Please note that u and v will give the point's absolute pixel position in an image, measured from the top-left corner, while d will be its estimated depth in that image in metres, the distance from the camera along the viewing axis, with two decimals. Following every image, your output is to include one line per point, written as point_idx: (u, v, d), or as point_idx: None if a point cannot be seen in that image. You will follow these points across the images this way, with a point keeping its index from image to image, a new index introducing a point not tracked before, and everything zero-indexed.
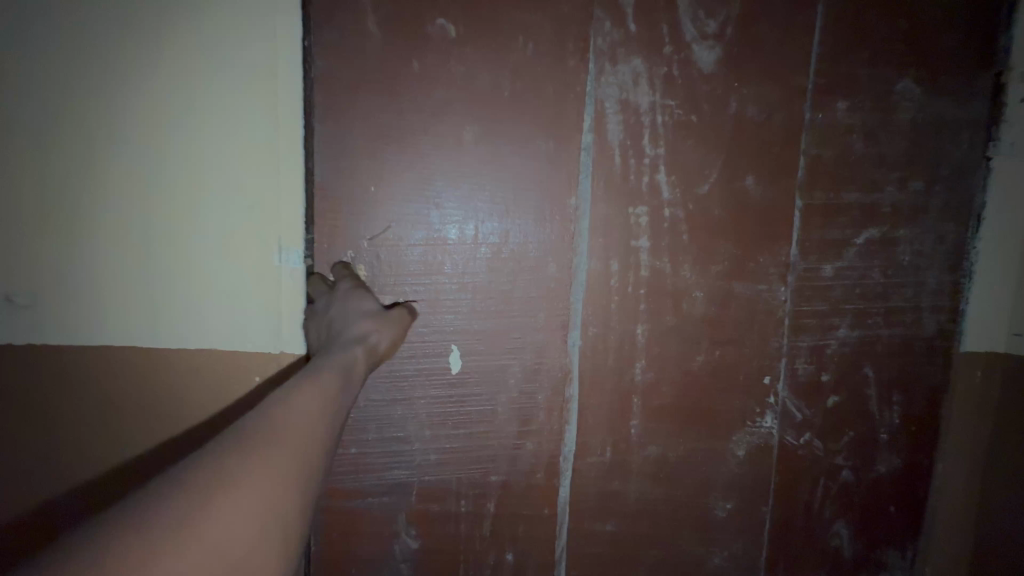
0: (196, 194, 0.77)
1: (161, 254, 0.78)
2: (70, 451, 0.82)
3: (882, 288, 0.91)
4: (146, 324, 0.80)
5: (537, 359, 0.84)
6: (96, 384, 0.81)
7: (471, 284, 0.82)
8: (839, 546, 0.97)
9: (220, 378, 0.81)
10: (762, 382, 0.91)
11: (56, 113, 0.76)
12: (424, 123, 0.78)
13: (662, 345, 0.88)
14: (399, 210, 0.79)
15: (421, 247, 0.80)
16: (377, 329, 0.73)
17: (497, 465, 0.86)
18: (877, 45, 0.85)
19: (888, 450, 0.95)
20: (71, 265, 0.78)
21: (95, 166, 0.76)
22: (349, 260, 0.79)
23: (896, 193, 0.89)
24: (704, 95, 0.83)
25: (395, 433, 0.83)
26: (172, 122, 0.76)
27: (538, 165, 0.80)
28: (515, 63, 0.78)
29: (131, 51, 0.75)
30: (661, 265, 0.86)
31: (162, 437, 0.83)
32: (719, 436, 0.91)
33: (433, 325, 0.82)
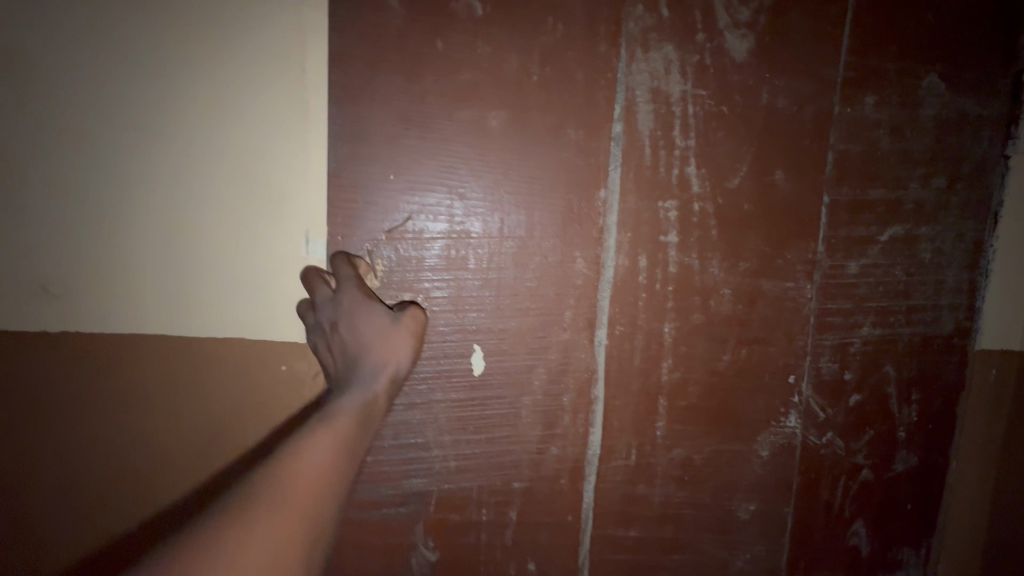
0: (228, 170, 0.71)
1: (193, 237, 0.72)
2: (90, 462, 0.77)
3: (903, 285, 0.90)
4: (179, 312, 0.74)
5: (562, 360, 0.80)
6: (106, 379, 0.75)
7: (496, 281, 0.77)
8: (858, 546, 0.96)
9: (238, 372, 0.76)
10: (787, 381, 0.89)
11: (64, 86, 0.69)
12: (448, 107, 0.72)
13: (688, 344, 0.85)
14: (420, 201, 0.74)
15: (444, 241, 0.75)
16: (394, 353, 0.70)
17: (520, 471, 0.81)
18: (904, 39, 0.84)
19: (906, 448, 0.95)
20: (94, 253, 0.72)
21: (115, 144, 0.70)
22: (365, 256, 0.73)
23: (919, 191, 0.89)
24: (736, 85, 0.80)
25: (412, 439, 0.78)
26: (186, 106, 0.70)
27: (568, 155, 0.76)
28: (545, 45, 0.73)
29: (139, 28, 0.68)
30: (690, 262, 0.83)
31: (177, 436, 0.77)
32: (744, 438, 0.89)
33: (454, 324, 0.77)
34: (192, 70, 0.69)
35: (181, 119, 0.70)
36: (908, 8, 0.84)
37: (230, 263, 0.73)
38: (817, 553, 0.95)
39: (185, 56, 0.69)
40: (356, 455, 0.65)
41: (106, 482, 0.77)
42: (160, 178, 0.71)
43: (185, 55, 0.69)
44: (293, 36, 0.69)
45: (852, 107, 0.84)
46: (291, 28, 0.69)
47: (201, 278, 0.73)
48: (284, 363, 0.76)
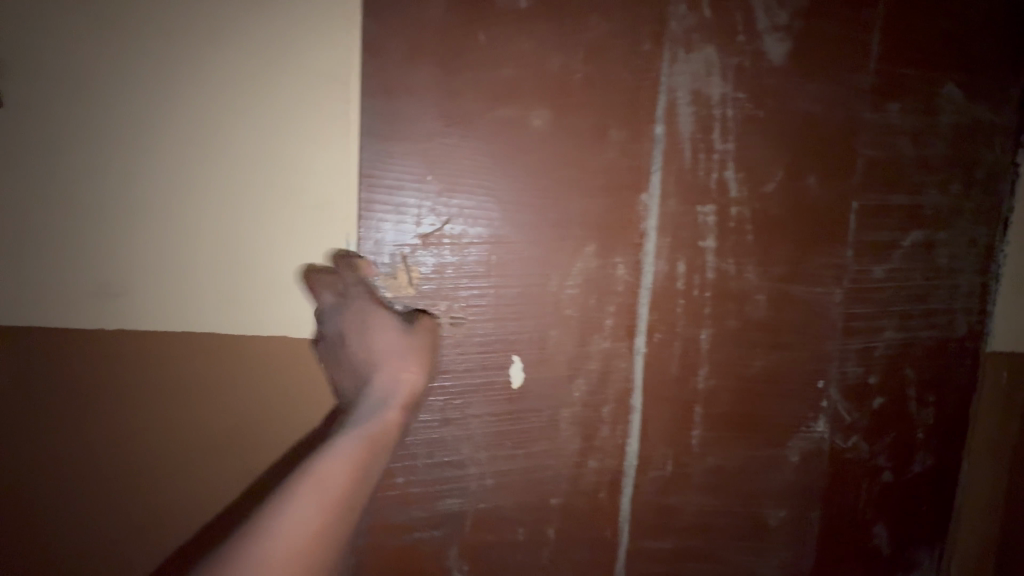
0: (280, 155, 0.66)
1: (245, 228, 0.67)
2: (101, 476, 0.70)
3: (923, 289, 0.92)
4: (232, 308, 0.69)
5: (602, 369, 0.77)
6: (117, 384, 0.69)
7: (536, 287, 0.73)
8: (878, 547, 0.97)
9: (265, 372, 0.70)
10: (817, 385, 0.89)
11: (89, 70, 0.63)
12: (488, 104, 0.68)
13: (724, 351, 0.84)
14: (459, 203, 0.69)
15: (483, 245, 0.71)
16: (404, 364, 0.61)
17: (558, 487, 0.78)
18: (929, 47, 0.85)
19: (923, 449, 0.96)
20: (108, 252, 0.66)
21: (152, 131, 0.65)
22: (399, 261, 0.68)
23: (937, 197, 0.90)
24: (773, 89, 0.79)
25: (447, 457, 0.73)
26: (207, 96, 0.65)
27: (611, 157, 0.73)
28: (590, 41, 0.70)
29: (156, 11, 0.63)
30: (726, 267, 0.82)
31: (198, 441, 0.71)
32: (776, 444, 0.88)
33: (492, 333, 0.72)
34: (234, 50, 0.64)
35: (225, 102, 0.65)
36: (934, 15, 0.84)
37: (285, 254, 0.68)
38: (844, 556, 0.96)
39: (222, 34, 0.64)
40: (356, 503, 0.52)
41: (115, 496, 0.71)
42: (205, 166, 0.66)
43: (225, 34, 0.64)
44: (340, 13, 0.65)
45: (881, 113, 0.84)
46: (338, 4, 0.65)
47: (255, 270, 0.68)
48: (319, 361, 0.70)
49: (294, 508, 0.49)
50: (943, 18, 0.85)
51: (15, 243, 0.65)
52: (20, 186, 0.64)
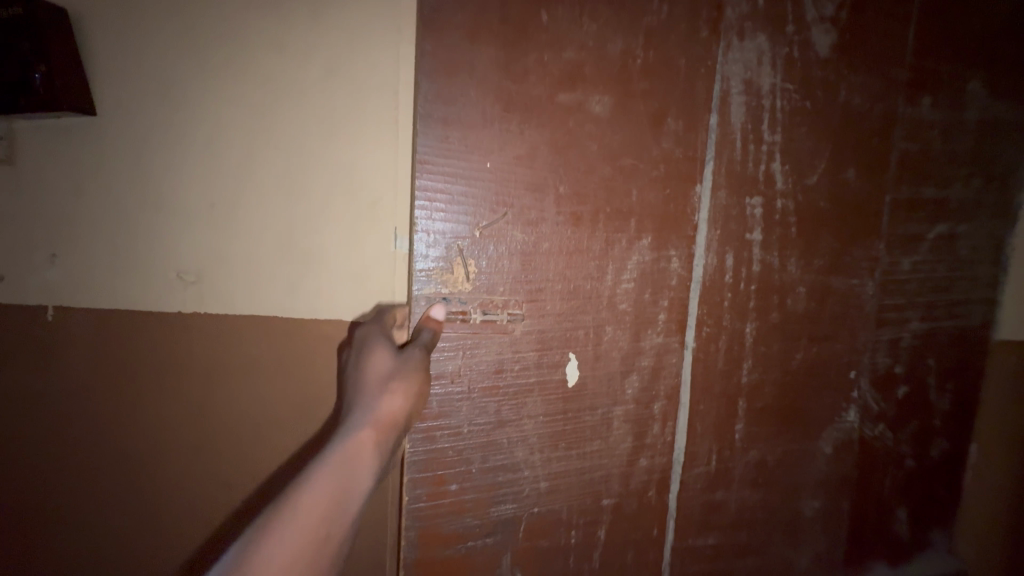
0: (339, 159, 0.80)
1: (305, 215, 0.81)
2: (179, 422, 0.90)
3: (945, 280, 0.95)
4: (294, 283, 0.83)
5: (654, 365, 0.75)
6: (193, 352, 0.87)
7: (594, 282, 0.70)
8: (900, 530, 1.00)
9: (303, 352, 0.85)
10: (849, 376, 0.90)
11: (196, 98, 0.80)
12: (550, 86, 0.64)
13: (767, 344, 0.83)
14: (517, 193, 0.65)
15: (540, 238, 0.66)
16: (390, 389, 0.57)
17: (610, 487, 0.75)
18: (957, 44, 0.87)
19: (941, 434, 1.00)
20: (184, 246, 0.84)
21: (227, 142, 0.81)
22: (454, 255, 0.64)
23: (960, 191, 0.93)
24: (819, 80, 0.79)
25: (501, 461, 0.69)
26: (261, 121, 0.80)
27: (668, 146, 0.71)
28: (649, 26, 0.67)
29: (226, 55, 0.79)
30: (771, 260, 0.81)
31: (250, 405, 0.88)
32: (811, 435, 0.89)
33: (548, 331, 0.68)
34: (288, 73, 0.79)
35: (283, 114, 0.79)
36: (963, 11, 0.86)
37: (338, 237, 0.82)
38: (868, 541, 0.98)
39: (277, 60, 0.79)
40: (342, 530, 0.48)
41: (189, 439, 0.90)
42: (269, 167, 0.81)
43: (279, 59, 0.78)
44: (375, 39, 0.78)
45: (913, 108, 0.86)
46: (372, 31, 0.78)
47: (312, 251, 0.82)
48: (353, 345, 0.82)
49: (274, 543, 0.44)
50: (972, 15, 0.87)
51: (122, 238, 0.85)
52: (134, 197, 0.83)
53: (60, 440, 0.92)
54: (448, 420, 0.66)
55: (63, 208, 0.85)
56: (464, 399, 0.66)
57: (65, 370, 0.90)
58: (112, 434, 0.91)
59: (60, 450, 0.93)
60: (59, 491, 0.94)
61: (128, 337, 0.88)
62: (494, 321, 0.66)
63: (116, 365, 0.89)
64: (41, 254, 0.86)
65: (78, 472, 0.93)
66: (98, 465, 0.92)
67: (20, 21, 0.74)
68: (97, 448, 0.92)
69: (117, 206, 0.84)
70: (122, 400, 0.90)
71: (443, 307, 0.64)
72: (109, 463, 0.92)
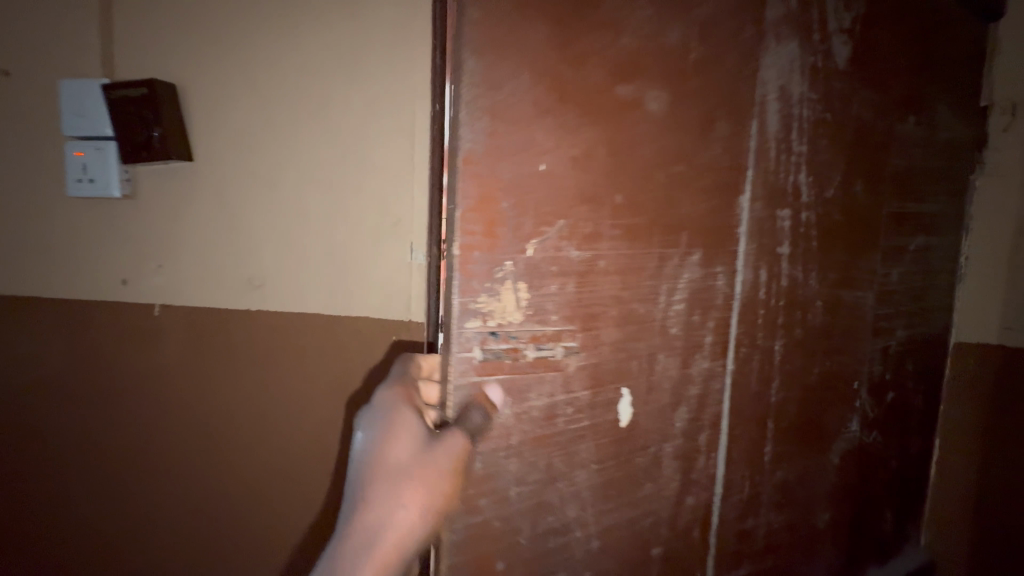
0: (384, 152, 0.79)
1: (355, 215, 0.80)
2: (221, 435, 0.86)
3: (920, 290, 1.00)
4: (344, 291, 0.82)
5: (701, 393, 0.68)
6: (234, 362, 0.85)
7: (648, 305, 0.61)
8: (885, 529, 1.04)
9: (349, 352, 0.82)
10: (853, 387, 0.91)
11: (236, 108, 0.80)
12: (606, 74, 0.54)
13: (791, 360, 0.81)
14: (573, 202, 0.54)
15: (598, 254, 0.56)
16: (409, 503, 0.45)
17: (659, 533, 0.67)
18: (933, 67, 0.92)
19: (914, 434, 1.05)
20: (233, 256, 0.83)
21: (270, 147, 0.80)
22: (501, 277, 0.51)
23: (932, 205, 0.98)
24: (837, 92, 0.78)
25: (551, 524, 0.57)
26: (305, 124, 0.80)
27: (716, 153, 0.64)
28: (701, 19, 0.61)
29: (263, 63, 0.79)
30: (796, 274, 0.78)
31: (296, 414, 0.85)
32: (824, 449, 0.89)
33: (601, 364, 0.58)
34: (333, 84, 0.79)
35: (328, 113, 0.79)
36: (937, 38, 0.92)
37: (388, 244, 0.81)
38: (864, 548, 1.00)
39: (321, 72, 0.79)
40: None
41: (232, 451, 0.87)
42: (318, 167, 0.80)
43: (319, 61, 0.79)
44: (415, 45, 0.77)
45: (904, 125, 0.90)
46: (413, 36, 0.77)
47: (358, 259, 0.81)
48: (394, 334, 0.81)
49: None
50: (943, 42, 0.93)
51: (170, 252, 0.84)
52: (179, 210, 0.83)
53: (103, 470, 0.90)
54: (494, 484, 0.53)
55: (119, 228, 0.84)
56: (509, 453, 0.53)
57: (109, 392, 0.88)
58: (159, 460, 0.89)
59: (104, 480, 0.90)
60: (111, 522, 0.91)
61: (169, 352, 0.86)
62: (545, 358, 0.54)
63: (165, 387, 0.87)
64: (92, 277, 0.85)
65: (122, 502, 0.90)
66: (145, 494, 0.90)
67: (140, 99, 0.78)
68: (143, 477, 0.89)
69: (167, 223, 0.83)
70: (179, 424, 0.88)
71: (491, 344, 0.51)
72: (154, 492, 0.89)
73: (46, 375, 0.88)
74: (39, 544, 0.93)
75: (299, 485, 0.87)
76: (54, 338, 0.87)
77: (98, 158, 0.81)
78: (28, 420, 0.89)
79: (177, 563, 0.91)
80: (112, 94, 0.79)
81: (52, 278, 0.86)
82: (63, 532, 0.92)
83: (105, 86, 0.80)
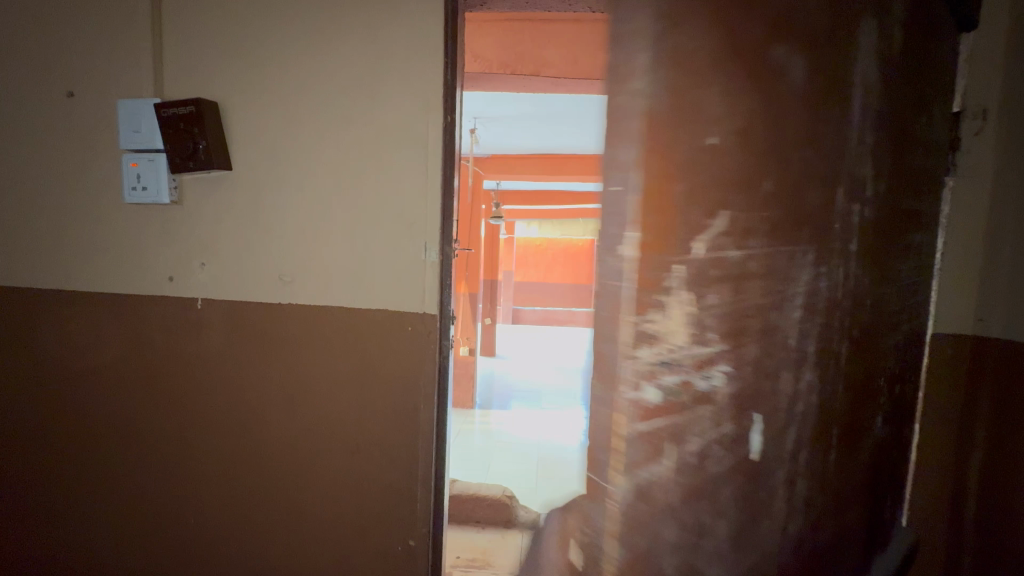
0: (403, 150, 0.81)
1: (377, 211, 0.83)
2: (248, 424, 0.89)
3: (914, 287, 0.94)
4: (367, 286, 0.84)
5: (768, 407, 0.66)
6: (260, 355, 0.87)
7: (751, 329, 0.64)
8: (886, 535, 0.96)
9: (369, 344, 0.85)
10: (878, 385, 0.84)
11: (267, 111, 0.83)
12: (674, 131, 0.62)
13: (847, 365, 0.73)
14: (711, 248, 0.63)
15: (729, 294, 0.63)
16: None
17: (711, 541, 0.68)
18: (937, 65, 0.90)
19: (907, 431, 0.99)
20: (264, 254, 0.86)
21: (296, 147, 0.83)
22: (666, 298, 0.64)
23: (924, 201, 0.93)
24: (887, 74, 0.73)
25: (637, 508, 0.68)
26: (329, 125, 0.83)
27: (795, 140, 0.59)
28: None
29: (293, 67, 0.82)
30: (858, 270, 0.72)
31: (317, 406, 0.87)
32: (862, 456, 0.83)
33: (729, 385, 0.64)
34: (349, 87, 0.82)
35: (351, 114, 0.82)
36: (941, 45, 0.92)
37: (406, 239, 0.83)
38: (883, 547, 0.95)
39: (339, 76, 0.82)
40: None
41: (259, 444, 0.89)
42: (342, 166, 0.83)
43: (345, 64, 0.82)
44: (427, 47, 0.80)
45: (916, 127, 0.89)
46: (424, 38, 0.80)
47: (380, 254, 0.83)
48: (410, 325, 0.83)
49: None
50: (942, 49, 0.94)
51: (206, 250, 0.87)
52: (210, 209, 0.86)
53: (139, 463, 0.92)
54: None
55: (158, 226, 0.87)
56: (670, 482, 0.66)
57: (144, 381, 0.91)
58: (191, 448, 0.91)
59: (139, 472, 0.93)
60: (144, 506, 0.93)
61: (200, 345, 0.89)
62: (701, 389, 0.64)
63: (198, 378, 0.89)
64: (133, 278, 0.89)
65: (156, 495, 0.93)
66: (178, 489, 0.92)
67: (186, 115, 0.82)
68: (178, 472, 0.92)
69: (204, 224, 0.86)
70: (211, 414, 0.90)
71: (662, 373, 0.65)
72: (188, 486, 0.92)
73: (86, 370, 0.92)
74: (76, 526, 0.95)
75: (328, 479, 0.88)
76: (95, 334, 0.91)
77: (152, 169, 0.85)
78: (70, 413, 0.93)
79: (209, 555, 0.92)
80: (161, 111, 0.82)
81: (93, 278, 0.90)
82: (99, 513, 0.94)
83: (158, 105, 0.83)
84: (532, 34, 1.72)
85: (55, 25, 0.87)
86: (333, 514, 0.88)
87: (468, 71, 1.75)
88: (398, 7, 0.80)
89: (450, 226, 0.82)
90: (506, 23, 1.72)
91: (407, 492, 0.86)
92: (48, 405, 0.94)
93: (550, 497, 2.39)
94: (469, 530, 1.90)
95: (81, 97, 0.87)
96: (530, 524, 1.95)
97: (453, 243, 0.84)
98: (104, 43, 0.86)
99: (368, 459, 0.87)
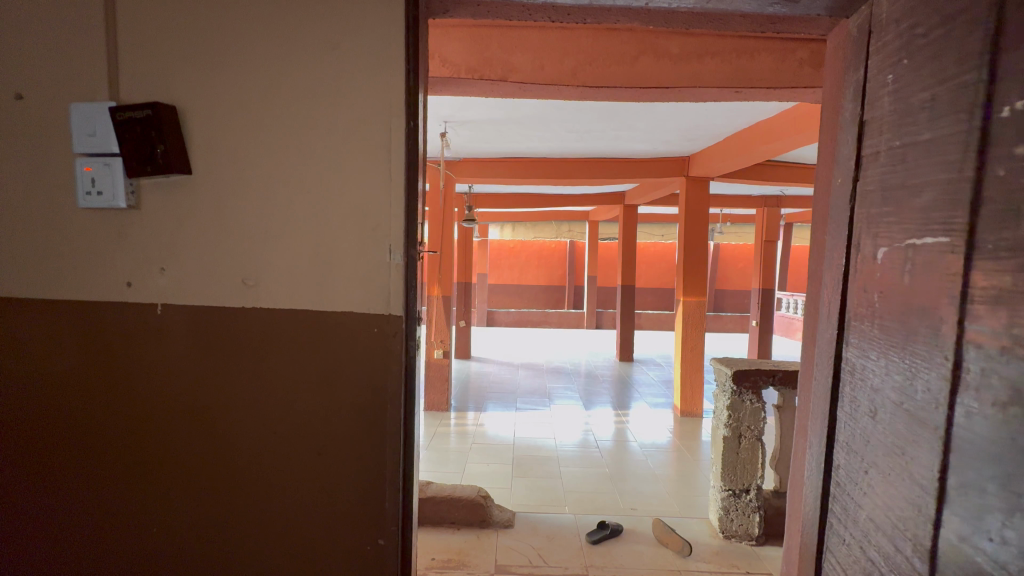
0: (364, 152, 0.83)
1: (340, 214, 0.84)
2: (217, 427, 0.88)
3: (903, 265, 0.72)
4: (331, 288, 0.85)
5: None
6: (228, 358, 0.87)
7: None
8: (844, 528, 0.85)
9: (337, 343, 0.86)
10: (1012, 431, 0.55)
11: (228, 119, 0.84)
12: None
13: None
14: None
15: None
16: None
17: None
18: (915, 32, 0.72)
19: (849, 416, 0.85)
20: (228, 261, 0.86)
21: (260, 154, 0.84)
22: None
23: (912, 184, 0.71)
24: None
25: None
26: (291, 132, 0.83)
27: None
28: None
29: (255, 75, 0.83)
30: None
31: (288, 406, 0.87)
32: (987, 512, 0.58)
33: None
34: (310, 93, 0.83)
35: (312, 120, 0.83)
36: (840, 66, 0.94)
37: (369, 243, 0.84)
38: (822, 553, 0.92)
39: (299, 83, 0.83)
40: None
41: (229, 447, 0.89)
42: (305, 170, 0.84)
43: (306, 73, 0.83)
44: (388, 56, 0.82)
45: (889, 130, 0.77)
46: (383, 48, 0.82)
47: (342, 258, 0.84)
48: (375, 326, 0.85)
49: None
50: (836, 73, 0.96)
51: (167, 254, 0.86)
52: (171, 212, 0.85)
53: (105, 472, 0.90)
54: None
55: (114, 230, 0.86)
56: None
57: (109, 388, 0.89)
58: (158, 453, 0.89)
59: (105, 480, 0.90)
60: (110, 515, 0.91)
61: (165, 349, 0.88)
62: None
63: (165, 384, 0.88)
64: (91, 284, 0.87)
65: (122, 503, 0.91)
66: (145, 497, 0.90)
67: (144, 121, 0.82)
68: (145, 477, 0.90)
69: (166, 227, 0.86)
70: (178, 420, 0.89)
71: None
72: (153, 495, 0.90)
73: (47, 378, 0.89)
74: (39, 538, 0.93)
75: (295, 478, 0.88)
76: (50, 342, 0.89)
77: (106, 173, 0.83)
78: (31, 423, 0.90)
79: (178, 558, 0.91)
80: (117, 115, 0.82)
81: (46, 283, 0.88)
82: (61, 524, 0.92)
83: (111, 109, 0.83)
84: (499, 41, 1.76)
85: (4, 26, 0.85)
86: (303, 513, 0.89)
87: (436, 76, 1.77)
88: (360, 16, 0.82)
89: (413, 230, 0.85)
90: (472, 29, 1.74)
91: (373, 488, 0.87)
92: (4, 416, 0.90)
93: (524, 496, 2.43)
94: (445, 531, 1.90)
95: (30, 100, 0.85)
96: (504, 522, 1.98)
97: (416, 246, 0.86)
98: (55, 46, 0.84)
99: (335, 460, 0.87)
